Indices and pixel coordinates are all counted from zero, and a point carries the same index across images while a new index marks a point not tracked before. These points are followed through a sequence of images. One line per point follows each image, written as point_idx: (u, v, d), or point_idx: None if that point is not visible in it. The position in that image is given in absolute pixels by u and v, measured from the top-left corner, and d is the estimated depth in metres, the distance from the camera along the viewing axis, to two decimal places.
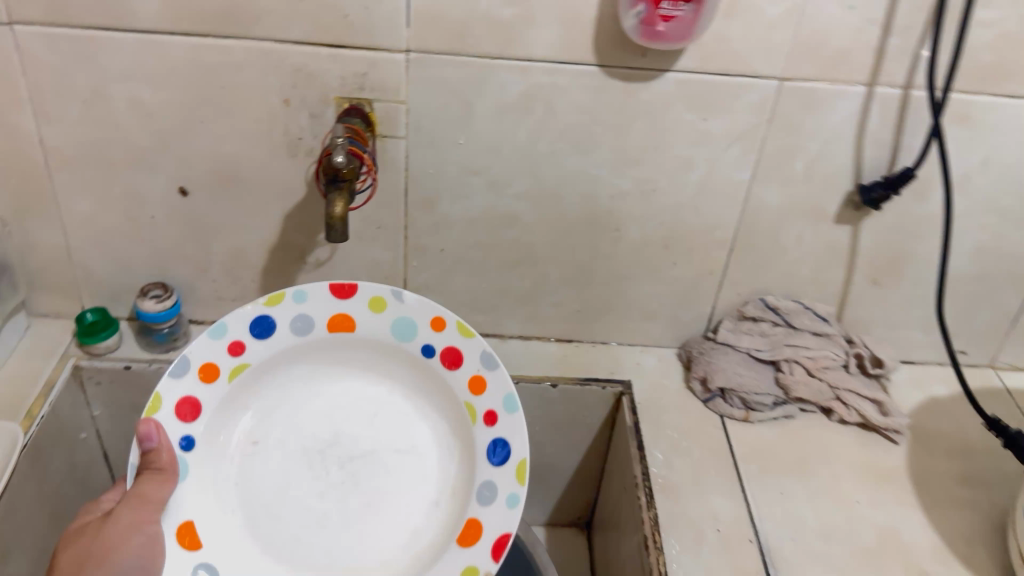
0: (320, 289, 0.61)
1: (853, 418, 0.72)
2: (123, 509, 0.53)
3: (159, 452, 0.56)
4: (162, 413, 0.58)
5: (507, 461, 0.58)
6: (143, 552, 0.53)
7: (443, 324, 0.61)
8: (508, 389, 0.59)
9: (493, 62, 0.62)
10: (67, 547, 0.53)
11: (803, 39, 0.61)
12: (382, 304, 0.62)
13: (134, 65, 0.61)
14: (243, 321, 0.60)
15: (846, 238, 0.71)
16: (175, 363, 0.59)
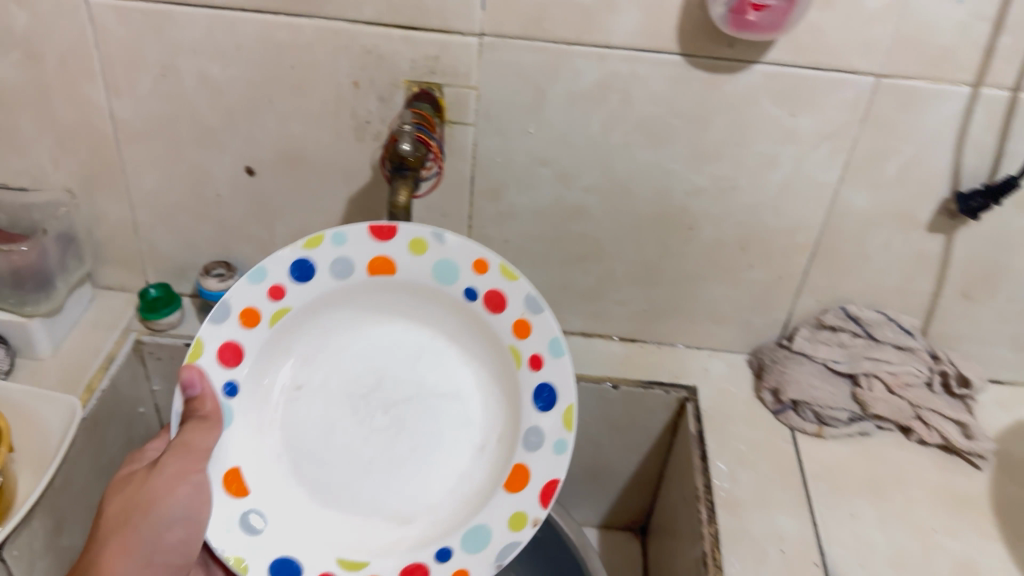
0: (361, 231, 0.56)
1: (934, 440, 0.68)
2: (169, 459, 0.52)
3: (203, 399, 0.54)
4: (205, 359, 0.55)
5: (553, 405, 0.56)
6: (191, 503, 0.52)
7: (486, 266, 0.56)
8: (554, 333, 0.56)
9: (570, 49, 0.59)
10: (115, 493, 0.52)
11: (906, 33, 0.56)
12: (423, 246, 0.57)
13: (205, 41, 0.60)
14: (281, 265, 0.56)
15: (937, 248, 0.67)
16: (214, 310, 0.55)
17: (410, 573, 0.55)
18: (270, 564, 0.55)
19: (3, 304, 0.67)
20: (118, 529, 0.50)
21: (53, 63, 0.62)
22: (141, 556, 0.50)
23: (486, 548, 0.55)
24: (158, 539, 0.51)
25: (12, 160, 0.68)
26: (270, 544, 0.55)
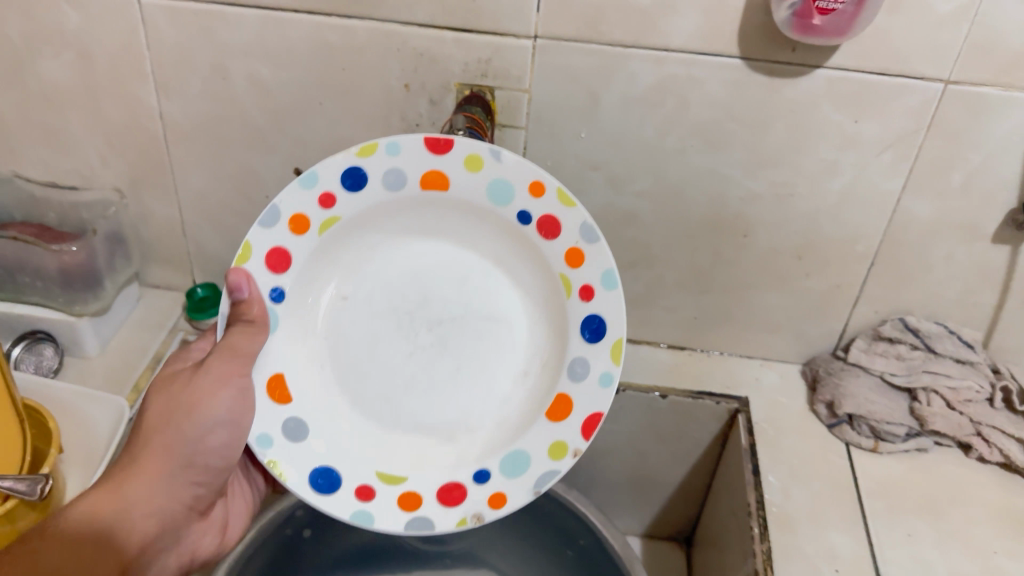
0: (415, 143, 0.52)
1: (994, 458, 0.65)
2: (216, 361, 0.50)
3: (250, 304, 0.51)
4: (252, 263, 0.53)
5: (601, 337, 0.54)
6: (235, 407, 0.50)
7: (543, 188, 0.52)
8: (608, 266, 0.52)
9: (626, 52, 0.57)
10: (160, 390, 0.50)
11: (978, 38, 0.54)
12: (478, 163, 0.52)
13: (255, 42, 0.59)
14: (332, 172, 0.52)
15: (1003, 259, 0.64)
16: (263, 213, 0.52)
17: (449, 492, 0.55)
18: (310, 472, 0.54)
19: (55, 303, 0.68)
20: (161, 428, 0.48)
21: (103, 63, 0.62)
22: (185, 458, 0.48)
23: (526, 473, 0.54)
24: (204, 443, 0.49)
25: (63, 159, 0.68)
26: (310, 454, 0.54)
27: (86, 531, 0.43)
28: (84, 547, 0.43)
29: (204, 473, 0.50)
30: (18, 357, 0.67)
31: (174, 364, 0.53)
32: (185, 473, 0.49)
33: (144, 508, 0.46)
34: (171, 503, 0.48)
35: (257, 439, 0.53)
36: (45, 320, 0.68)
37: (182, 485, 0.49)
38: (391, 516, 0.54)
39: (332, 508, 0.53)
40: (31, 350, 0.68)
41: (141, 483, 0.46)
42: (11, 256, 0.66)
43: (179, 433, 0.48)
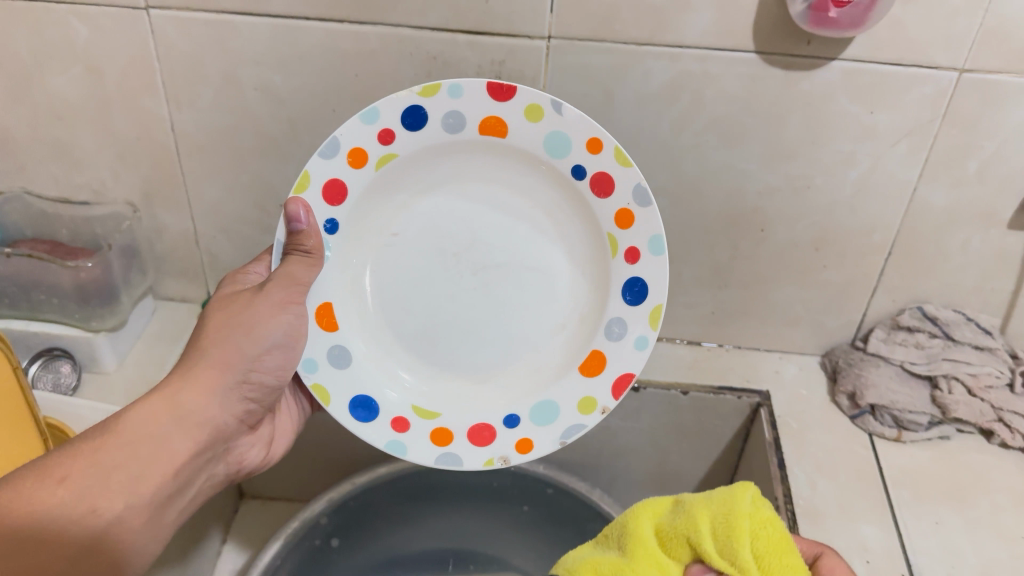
0: (479, 87, 0.51)
1: (1018, 443, 0.66)
2: (276, 286, 0.51)
3: (308, 235, 0.52)
4: (309, 193, 0.53)
5: (643, 301, 0.55)
6: (291, 331, 0.52)
7: (600, 146, 0.52)
8: (658, 231, 0.53)
9: (641, 49, 0.57)
10: (217, 308, 0.51)
11: (993, 26, 0.53)
12: (539, 114, 0.52)
13: (267, 51, 0.59)
14: (395, 108, 0.52)
15: (1020, 244, 0.64)
16: (325, 144, 0.52)
17: (478, 432, 0.57)
18: (350, 398, 0.56)
19: (72, 319, 0.68)
20: (219, 341, 0.49)
21: (114, 77, 0.61)
22: (239, 372, 0.50)
23: (554, 423, 0.57)
24: (258, 360, 0.50)
25: (75, 174, 0.68)
26: (350, 383, 0.56)
27: (146, 433, 0.45)
28: (145, 446, 0.45)
29: (255, 388, 0.51)
30: (35, 375, 0.67)
31: (231, 286, 0.55)
32: (237, 388, 0.50)
33: (199, 415, 0.48)
34: (223, 414, 0.50)
35: (304, 364, 0.54)
36: (62, 337, 0.68)
37: (233, 397, 0.50)
38: (422, 447, 0.56)
39: (368, 436, 0.55)
40: (48, 368, 0.68)
41: (198, 393, 0.48)
42: (25, 273, 0.65)
43: (236, 348, 0.49)
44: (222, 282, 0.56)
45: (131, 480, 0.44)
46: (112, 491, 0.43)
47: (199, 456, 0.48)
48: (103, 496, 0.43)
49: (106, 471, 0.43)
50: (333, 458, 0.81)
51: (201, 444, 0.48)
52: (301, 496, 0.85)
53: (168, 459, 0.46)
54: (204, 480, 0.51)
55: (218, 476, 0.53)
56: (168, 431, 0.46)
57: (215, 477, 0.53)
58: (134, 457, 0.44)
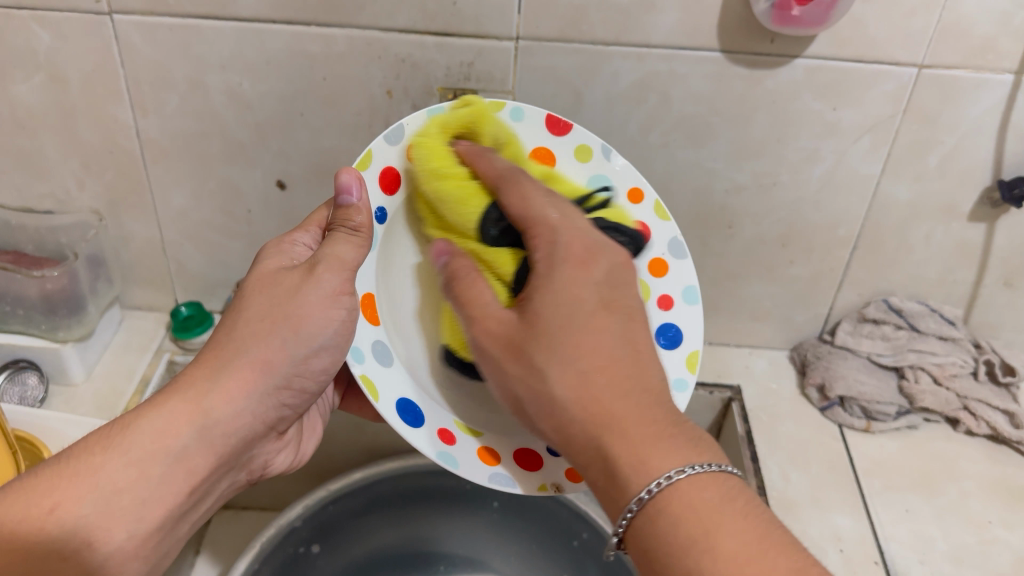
0: (539, 115, 0.54)
1: (982, 430, 0.68)
2: (327, 272, 0.47)
3: (357, 211, 0.48)
4: (369, 174, 0.50)
5: (677, 346, 0.55)
6: (340, 331, 0.48)
7: (641, 196, 0.55)
8: (693, 282, 0.55)
9: (608, 50, 0.57)
10: (260, 290, 0.48)
11: (949, 24, 0.55)
12: (588, 155, 0.55)
13: (234, 55, 0.58)
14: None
15: (980, 237, 0.66)
16: (391, 129, 0.50)
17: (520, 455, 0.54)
18: (396, 402, 0.51)
19: (38, 330, 0.67)
20: (258, 337, 0.46)
21: (78, 84, 0.61)
22: (279, 376, 0.47)
23: None
24: (304, 363, 0.48)
25: (38, 183, 0.67)
26: (392, 384, 0.51)
27: (158, 451, 0.43)
28: (156, 465, 0.43)
29: (296, 393, 0.50)
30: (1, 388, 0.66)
31: (274, 260, 0.50)
32: (278, 393, 0.48)
33: (225, 425, 0.46)
34: (253, 420, 0.47)
35: (353, 353, 0.50)
36: (29, 349, 0.67)
37: (271, 402, 0.48)
38: (470, 462, 0.52)
39: (419, 441, 0.50)
40: (14, 380, 0.67)
41: (224, 400, 0.45)
42: None
43: (281, 348, 0.47)
44: (263, 252, 0.51)
45: (138, 504, 0.42)
46: (115, 519, 0.41)
47: (219, 469, 0.47)
48: (102, 527, 0.41)
49: (109, 495, 0.41)
50: (307, 465, 0.81)
51: (223, 457, 0.46)
52: (276, 504, 0.85)
53: (184, 477, 0.44)
54: (226, 486, 0.50)
55: (241, 481, 0.53)
56: (188, 446, 0.44)
57: (237, 482, 0.52)
58: (142, 479, 0.42)
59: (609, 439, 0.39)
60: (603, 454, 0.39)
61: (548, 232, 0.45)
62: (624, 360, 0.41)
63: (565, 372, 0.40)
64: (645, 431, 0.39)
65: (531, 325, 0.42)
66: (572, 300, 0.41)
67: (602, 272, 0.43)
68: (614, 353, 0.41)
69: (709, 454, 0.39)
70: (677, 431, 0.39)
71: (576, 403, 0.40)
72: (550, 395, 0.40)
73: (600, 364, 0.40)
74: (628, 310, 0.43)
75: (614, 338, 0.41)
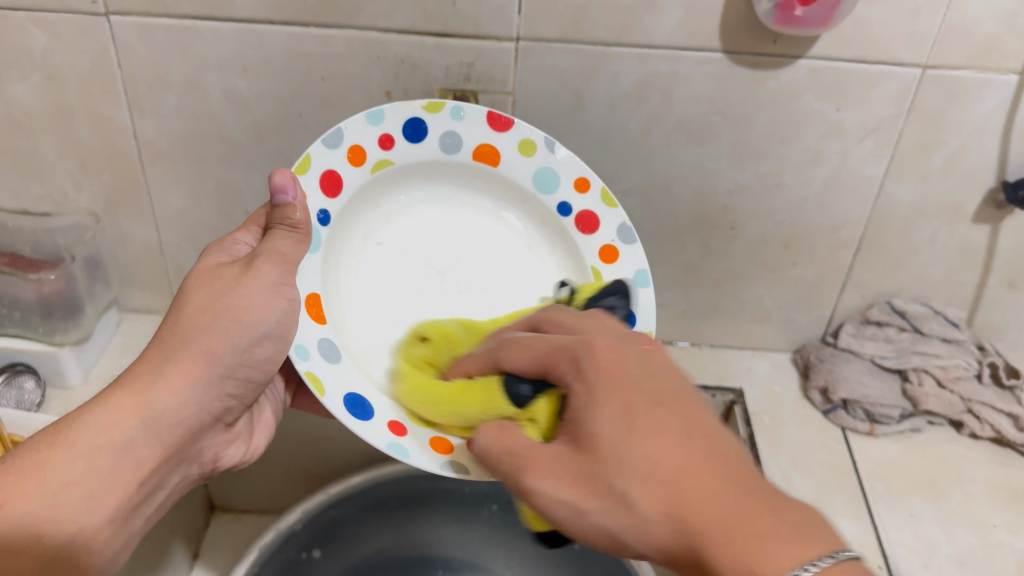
0: (480, 113, 0.55)
1: (986, 434, 0.68)
2: (266, 265, 0.47)
3: (294, 208, 0.48)
4: (308, 177, 0.50)
5: None
6: (282, 320, 0.48)
7: (588, 185, 0.57)
8: (643, 265, 0.57)
9: (610, 50, 0.57)
10: (200, 285, 0.47)
11: (954, 24, 0.54)
12: (532, 148, 0.56)
13: (231, 55, 0.58)
14: (399, 116, 0.53)
15: (984, 238, 0.65)
16: (331, 132, 0.51)
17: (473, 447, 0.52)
18: (345, 397, 0.50)
19: (35, 334, 0.66)
20: (202, 329, 0.46)
21: (73, 85, 0.60)
22: (224, 366, 0.47)
23: None
24: (248, 353, 0.48)
25: (35, 185, 0.66)
26: (340, 378, 0.51)
27: (104, 444, 0.43)
28: (102, 457, 0.43)
29: (240, 383, 0.49)
30: None
31: (214, 256, 0.49)
32: (222, 382, 0.48)
33: (171, 416, 0.45)
34: (199, 410, 0.47)
35: (296, 351, 0.49)
36: (25, 352, 0.66)
37: (216, 392, 0.48)
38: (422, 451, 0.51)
39: (369, 434, 0.49)
40: (11, 385, 0.67)
41: (169, 391, 0.45)
42: None
43: (223, 338, 0.46)
44: (204, 250, 0.51)
45: (87, 497, 0.42)
46: (62, 512, 0.41)
47: (168, 460, 0.47)
48: (50, 521, 0.41)
49: (56, 489, 0.41)
50: (305, 467, 0.80)
51: (171, 448, 0.46)
52: (275, 508, 0.84)
53: (130, 469, 0.44)
54: (178, 479, 0.50)
55: (194, 475, 0.52)
56: (134, 437, 0.44)
57: (190, 476, 0.52)
58: (89, 471, 0.42)
59: (705, 550, 0.34)
60: (704, 568, 0.34)
61: (569, 351, 0.43)
62: (694, 456, 0.37)
63: (639, 490, 0.37)
64: (743, 529, 0.34)
65: (591, 447, 0.39)
66: (614, 412, 0.39)
67: (641, 373, 0.41)
68: (678, 455, 0.37)
69: (821, 542, 0.34)
70: (782, 520, 0.35)
71: (660, 519, 0.36)
72: (635, 521, 0.37)
73: (667, 468, 0.37)
74: (683, 407, 0.40)
75: (673, 436, 0.38)
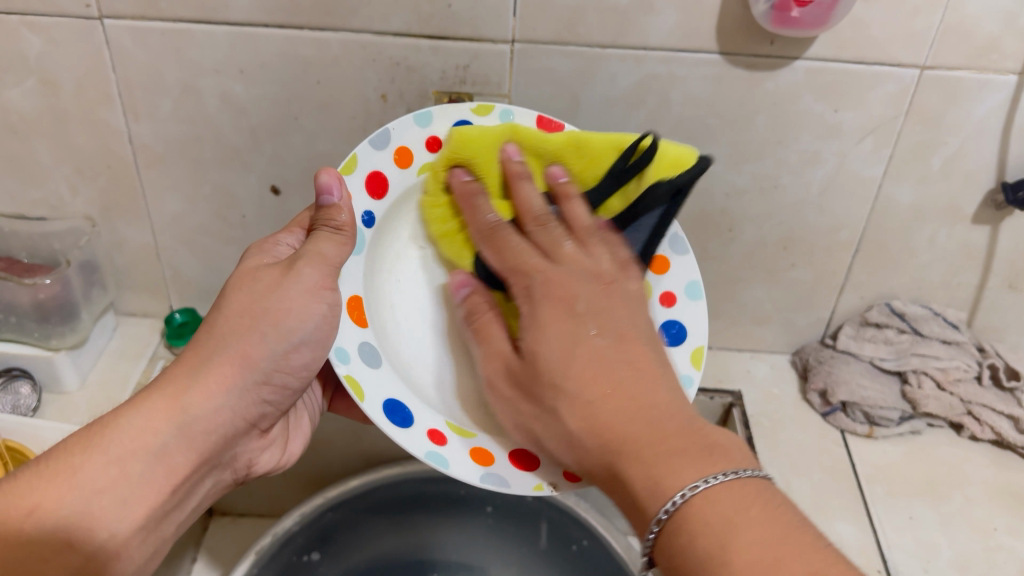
0: (528, 116, 0.53)
1: (986, 435, 0.68)
2: (307, 268, 0.46)
3: (340, 210, 0.47)
4: (354, 177, 0.50)
5: (681, 342, 0.55)
6: (321, 326, 0.47)
7: None
8: (695, 277, 0.55)
9: (606, 52, 0.56)
10: (240, 288, 0.47)
11: (952, 24, 0.54)
12: None
13: (226, 59, 0.57)
14: (446, 119, 0.53)
15: (984, 239, 0.65)
16: (378, 133, 0.50)
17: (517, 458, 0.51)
18: (384, 404, 0.50)
19: (31, 338, 0.66)
20: (241, 334, 0.46)
21: (68, 89, 0.60)
22: (260, 371, 0.47)
23: None
24: (284, 358, 0.47)
25: (32, 190, 0.66)
26: (380, 385, 0.51)
27: (138, 450, 0.43)
28: (136, 463, 0.43)
29: (276, 389, 0.49)
30: None
31: (255, 258, 0.49)
32: (257, 388, 0.47)
33: (205, 422, 0.45)
34: (235, 416, 0.47)
35: (337, 353, 0.49)
36: (20, 357, 0.66)
37: (252, 398, 0.47)
38: (461, 463, 0.51)
39: (407, 442, 0.49)
40: (7, 389, 0.66)
41: (203, 397, 0.45)
42: None
43: (261, 343, 0.46)
44: (247, 252, 0.50)
45: (120, 502, 0.42)
46: (96, 519, 0.42)
47: (203, 466, 0.46)
48: (85, 527, 0.41)
49: (89, 495, 0.41)
50: (304, 471, 0.80)
51: (207, 454, 0.46)
52: (274, 511, 0.84)
53: (164, 476, 0.44)
54: (210, 485, 0.50)
55: (227, 480, 0.52)
56: (168, 443, 0.44)
57: (223, 482, 0.52)
58: (122, 477, 0.42)
59: (622, 463, 0.39)
60: (618, 474, 0.39)
61: (524, 277, 0.47)
62: (625, 381, 0.41)
63: (573, 408, 0.41)
64: (657, 447, 0.39)
65: (537, 366, 0.44)
66: (555, 338, 0.43)
67: (585, 308, 0.44)
68: (610, 379, 0.41)
69: (725, 461, 0.38)
70: (695, 442, 0.39)
71: (586, 433, 0.41)
72: (566, 432, 0.42)
73: (601, 391, 0.41)
74: (629, 344, 0.43)
75: (612, 363, 0.42)
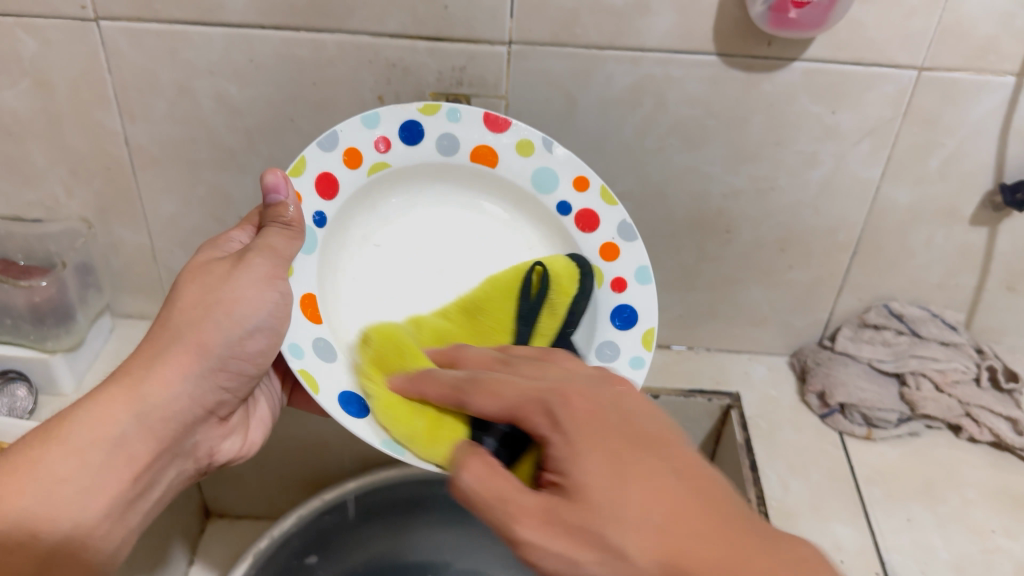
0: (476, 115, 0.54)
1: (985, 437, 0.67)
2: (257, 259, 0.47)
3: (287, 207, 0.48)
4: (303, 179, 0.50)
5: (633, 325, 0.57)
6: (275, 312, 0.48)
7: (586, 184, 0.56)
8: (644, 262, 0.56)
9: (602, 53, 0.56)
10: (193, 280, 0.48)
11: (951, 25, 0.53)
12: (530, 148, 0.56)
13: (222, 60, 0.57)
14: (395, 119, 0.53)
15: (982, 241, 0.65)
16: (325, 135, 0.51)
17: None
18: (339, 397, 0.50)
19: (26, 340, 0.66)
20: (194, 321, 0.46)
21: (63, 90, 0.60)
22: (215, 358, 0.47)
23: None
24: (239, 346, 0.48)
25: (28, 191, 0.66)
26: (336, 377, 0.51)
27: (96, 441, 0.43)
28: (96, 453, 0.44)
29: (233, 376, 0.49)
30: None
31: (207, 253, 0.50)
32: (213, 375, 0.48)
33: (163, 410, 0.46)
34: (193, 403, 0.47)
35: (291, 348, 0.49)
36: (16, 359, 0.66)
37: (209, 385, 0.48)
38: None
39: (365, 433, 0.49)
40: (3, 391, 0.66)
41: (160, 386, 0.45)
42: None
43: (214, 331, 0.46)
44: (200, 248, 0.51)
45: (80, 493, 0.43)
46: (56, 510, 0.42)
47: (163, 455, 0.47)
48: (46, 520, 0.42)
49: (49, 486, 0.42)
50: (300, 472, 0.80)
51: (166, 442, 0.47)
52: (270, 513, 0.84)
53: (124, 464, 0.44)
54: (174, 476, 0.50)
55: (190, 470, 0.52)
56: (126, 432, 0.44)
57: (187, 471, 0.51)
58: (82, 467, 0.43)
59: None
60: None
61: (540, 402, 0.42)
62: (681, 498, 0.37)
63: (633, 535, 0.35)
64: None
65: (583, 497, 0.37)
66: (596, 459, 0.38)
67: (617, 421, 0.40)
68: (668, 499, 0.36)
69: None
70: None
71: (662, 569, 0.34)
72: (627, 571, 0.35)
73: (662, 513, 0.36)
74: (662, 451, 0.39)
75: (661, 481, 0.37)
